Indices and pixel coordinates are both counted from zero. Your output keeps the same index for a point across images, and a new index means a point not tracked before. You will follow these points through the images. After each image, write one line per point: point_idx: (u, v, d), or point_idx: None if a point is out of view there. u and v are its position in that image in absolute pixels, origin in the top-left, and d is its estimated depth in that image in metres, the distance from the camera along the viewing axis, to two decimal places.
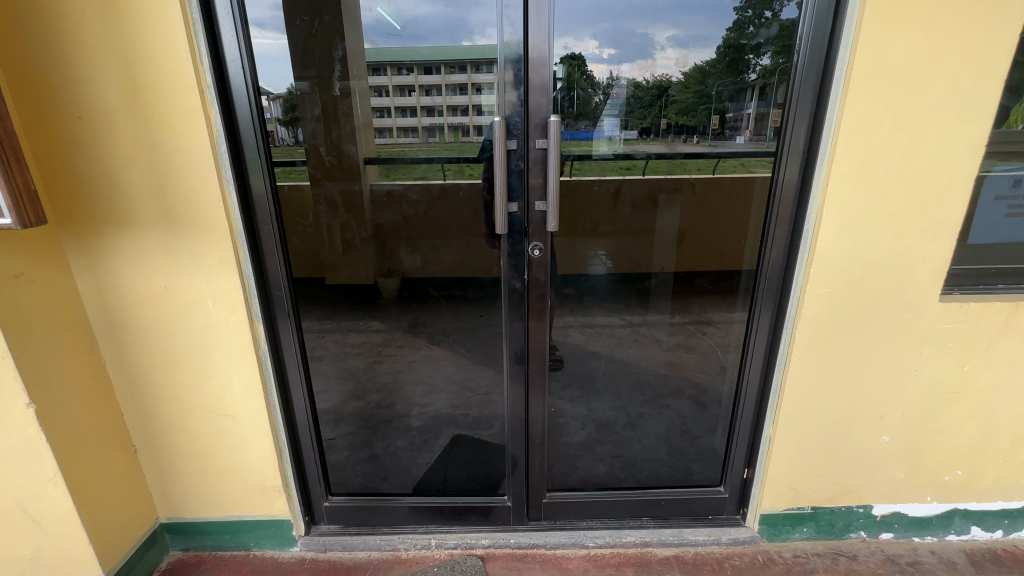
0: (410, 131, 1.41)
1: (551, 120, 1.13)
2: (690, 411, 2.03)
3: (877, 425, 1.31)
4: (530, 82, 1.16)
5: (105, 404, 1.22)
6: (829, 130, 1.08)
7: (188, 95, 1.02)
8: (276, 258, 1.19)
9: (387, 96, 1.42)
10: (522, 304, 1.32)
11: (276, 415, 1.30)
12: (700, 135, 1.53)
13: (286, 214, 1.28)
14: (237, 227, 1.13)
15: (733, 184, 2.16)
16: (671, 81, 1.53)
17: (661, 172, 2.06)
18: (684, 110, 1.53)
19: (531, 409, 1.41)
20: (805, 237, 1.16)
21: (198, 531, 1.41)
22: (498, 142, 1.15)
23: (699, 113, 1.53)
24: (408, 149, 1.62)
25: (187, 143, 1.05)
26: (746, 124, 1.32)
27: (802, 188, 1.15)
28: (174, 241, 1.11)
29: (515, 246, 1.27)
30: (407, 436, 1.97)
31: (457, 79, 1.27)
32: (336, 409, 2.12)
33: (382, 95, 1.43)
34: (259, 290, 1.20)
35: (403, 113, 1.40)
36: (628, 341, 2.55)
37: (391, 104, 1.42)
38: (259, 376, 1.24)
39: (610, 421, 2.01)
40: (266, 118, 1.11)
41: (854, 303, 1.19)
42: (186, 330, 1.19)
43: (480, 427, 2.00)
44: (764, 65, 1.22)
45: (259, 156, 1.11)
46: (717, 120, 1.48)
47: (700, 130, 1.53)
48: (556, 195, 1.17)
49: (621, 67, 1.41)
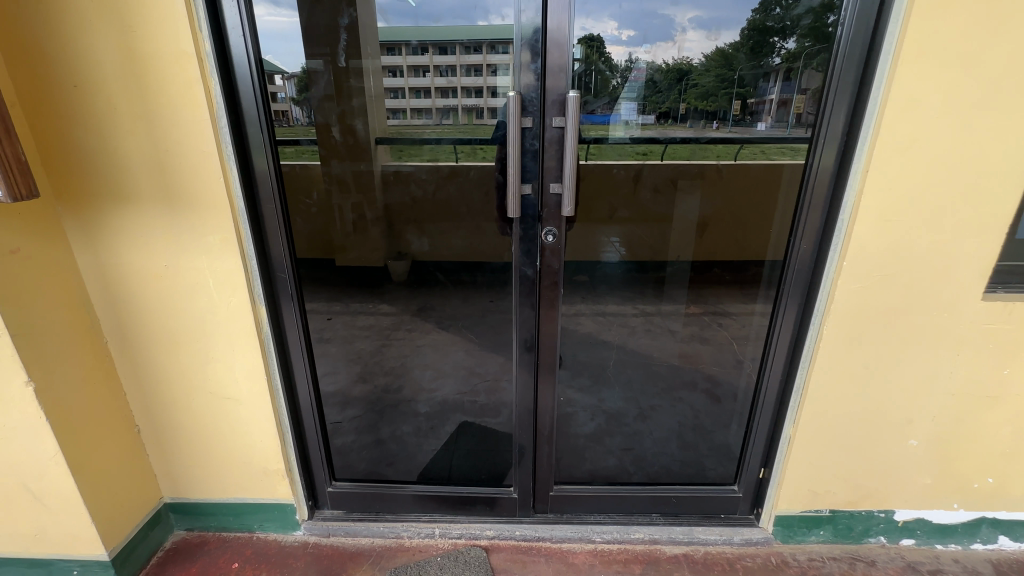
0: (425, 112, 1.34)
1: (569, 97, 1.07)
2: (703, 405, 2.04)
3: (904, 428, 1.24)
4: (548, 57, 1.10)
5: (106, 384, 1.20)
6: (873, 113, 1.00)
7: (186, 65, 0.96)
8: (279, 239, 1.14)
9: (402, 76, 1.33)
10: (533, 292, 1.27)
11: (279, 398, 1.27)
12: (720, 120, 1.44)
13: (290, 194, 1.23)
14: (238, 206, 1.08)
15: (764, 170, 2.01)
16: (692, 65, 1.42)
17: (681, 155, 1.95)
18: (705, 95, 1.43)
19: (540, 401, 1.37)
20: (839, 227, 1.08)
21: (201, 512, 1.40)
22: (512, 119, 1.08)
23: (720, 98, 1.43)
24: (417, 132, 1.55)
25: (186, 116, 0.99)
26: (767, 109, 1.33)
27: (839, 176, 1.07)
28: (173, 218, 1.07)
29: (527, 231, 1.20)
30: (413, 422, 1.97)
31: (471, 60, 1.20)
32: (342, 392, 2.13)
33: (396, 76, 1.34)
34: (261, 271, 1.15)
35: (417, 95, 1.33)
36: (641, 331, 2.58)
37: (405, 84, 1.33)
38: (261, 360, 1.21)
39: (621, 412, 2.01)
40: (268, 91, 1.05)
41: (888, 299, 1.11)
42: (188, 310, 1.16)
43: (488, 415, 1.98)
44: (787, 49, 1.13)
45: (261, 132, 1.05)
46: (739, 105, 1.41)
47: (720, 115, 1.44)
48: (572, 177, 1.11)
49: (639, 48, 1.33)
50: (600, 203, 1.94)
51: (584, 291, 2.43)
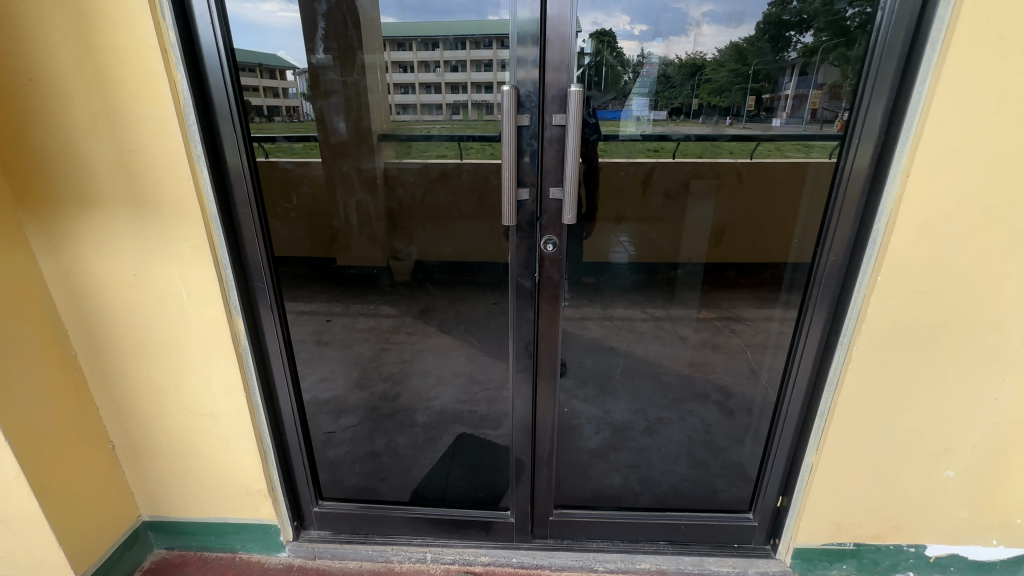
0: (435, 108, 1.29)
1: (571, 91, 0.97)
2: (715, 419, 1.93)
3: (939, 458, 1.13)
4: (548, 47, 0.99)
5: (75, 399, 1.12)
6: (915, 109, 0.88)
7: (148, 56, 0.88)
8: (257, 246, 1.06)
9: (413, 72, 1.29)
10: (532, 305, 1.17)
11: (260, 414, 1.19)
12: (733, 117, 1.34)
13: (270, 197, 1.15)
14: (211, 211, 1.00)
15: (785, 170, 1.87)
16: (706, 58, 1.28)
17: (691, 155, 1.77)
18: (718, 90, 1.31)
19: (540, 419, 1.28)
20: (874, 238, 0.97)
21: (181, 531, 1.33)
22: (507, 117, 0.98)
23: (733, 93, 1.32)
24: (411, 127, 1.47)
25: (151, 112, 0.91)
26: (782, 105, 1.31)
27: (874, 180, 0.96)
28: (141, 224, 0.99)
29: (525, 239, 1.11)
30: (410, 432, 1.89)
31: (482, 55, 1.11)
32: (338, 399, 2.06)
33: (405, 71, 1.30)
34: (237, 280, 1.07)
35: (427, 91, 1.28)
36: (649, 338, 2.46)
37: (416, 79, 1.30)
38: (239, 375, 1.13)
39: (628, 425, 1.91)
40: (241, 85, 0.96)
41: (927, 318, 0.99)
42: (160, 321, 1.08)
43: (487, 427, 1.90)
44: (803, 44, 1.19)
45: (234, 130, 0.97)
46: (754, 101, 1.32)
47: (733, 111, 1.34)
48: (573, 181, 1.01)
49: (650, 43, 1.22)
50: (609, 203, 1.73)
51: (590, 296, 2.31)
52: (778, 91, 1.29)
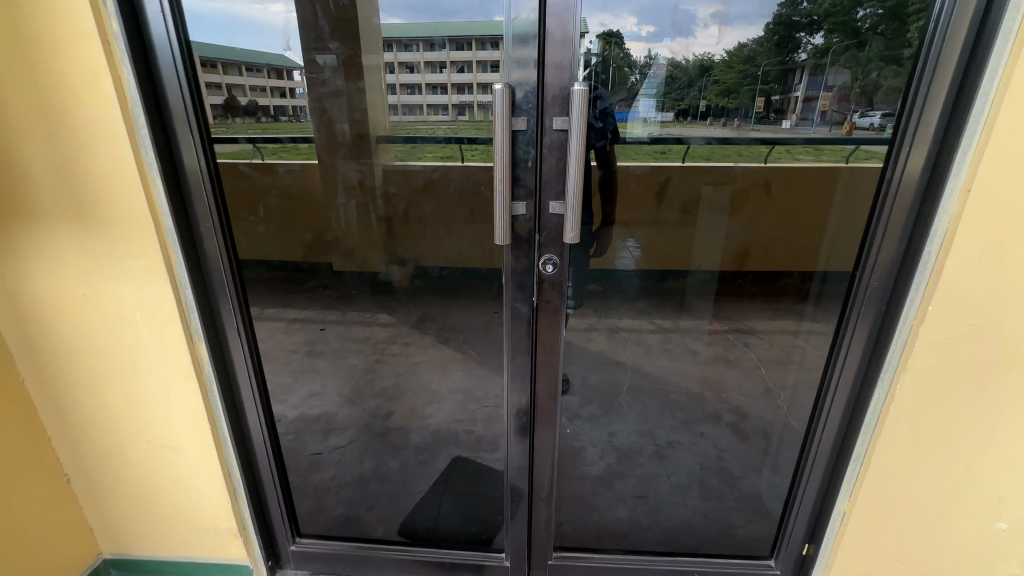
0: (441, 110, 1.21)
1: (574, 89, 0.84)
2: (728, 443, 1.81)
3: (990, 509, 0.95)
4: (548, 37, 0.87)
5: (22, 432, 1.00)
6: (980, 112, 0.75)
7: (88, 49, 0.76)
8: (220, 263, 0.95)
9: (419, 72, 1.25)
10: (529, 331, 1.05)
11: (227, 447, 1.08)
12: (741, 118, 1.26)
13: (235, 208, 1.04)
14: (167, 225, 0.89)
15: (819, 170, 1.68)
16: (713, 60, 1.22)
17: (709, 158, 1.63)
18: (727, 91, 1.20)
19: (539, 455, 1.17)
20: (924, 261, 0.84)
21: (145, 569, 1.21)
22: (500, 120, 0.86)
23: (742, 95, 1.23)
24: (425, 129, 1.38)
25: (94, 114, 0.80)
26: (791, 107, 1.25)
27: (926, 195, 0.83)
28: (90, 239, 0.88)
29: (521, 259, 0.99)
30: (402, 456, 1.77)
31: (489, 57, 0.93)
32: (328, 416, 1.95)
33: (413, 71, 1.26)
34: (199, 300, 0.96)
35: (434, 91, 1.21)
36: (658, 351, 2.34)
37: (423, 80, 1.26)
38: (203, 405, 1.02)
39: (635, 449, 1.79)
40: (199, 84, 0.86)
41: (984, 354, 0.85)
42: (115, 346, 0.97)
43: (484, 450, 1.78)
44: (814, 45, 1.28)
45: (192, 134, 0.87)
46: (763, 102, 1.24)
47: (742, 113, 1.25)
48: (577, 194, 0.89)
49: (659, 44, 1.10)
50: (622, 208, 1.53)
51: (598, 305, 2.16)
52: (789, 93, 1.23)
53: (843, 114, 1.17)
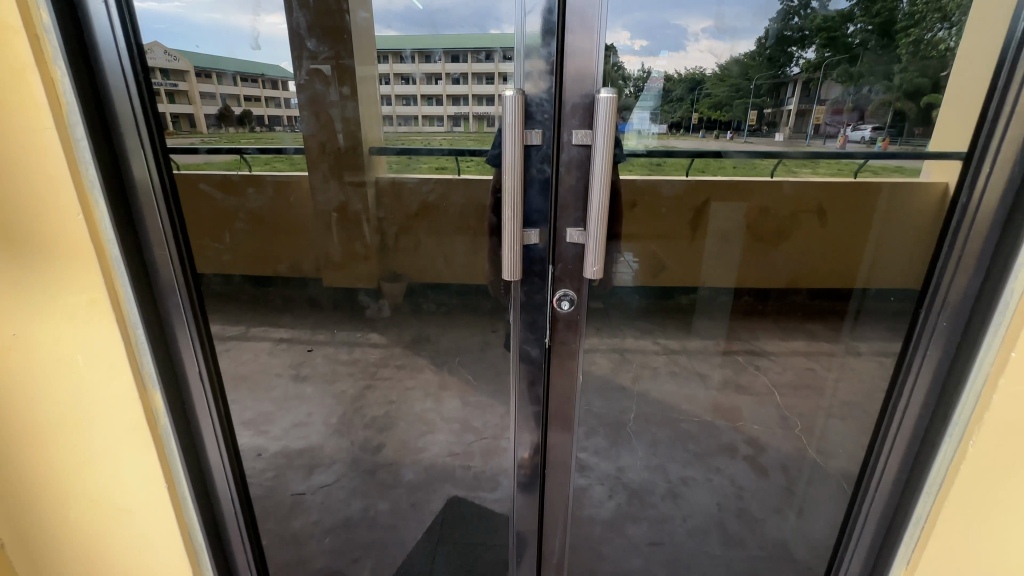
0: (437, 120, 1.15)
1: (601, 96, 0.81)
2: (746, 480, 1.69)
3: None
4: (568, 43, 0.83)
5: None
6: None
7: (11, 42, 0.63)
8: (176, 291, 0.87)
9: (415, 83, 1.15)
10: (540, 374, 1.06)
11: (188, 505, 0.96)
12: (734, 132, 1.14)
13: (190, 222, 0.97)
14: (113, 254, 0.77)
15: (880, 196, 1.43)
16: (706, 74, 1.05)
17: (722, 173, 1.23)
18: (719, 104, 1.09)
19: (548, 497, 1.20)
20: (1003, 298, 0.73)
21: None
22: (510, 137, 0.83)
23: (734, 108, 1.12)
24: (418, 138, 1.22)
25: (18, 121, 0.66)
26: (784, 120, 1.18)
27: (1008, 223, 0.73)
28: (19, 269, 0.73)
29: (532, 298, 0.98)
30: (394, 495, 1.69)
31: (485, 70, 0.99)
32: (315, 449, 1.83)
33: (408, 82, 1.16)
34: (151, 337, 0.85)
35: (429, 102, 1.15)
36: (665, 375, 1.89)
37: (418, 92, 1.16)
38: (159, 460, 0.88)
39: (645, 487, 1.66)
40: (150, 90, 0.78)
41: None
42: (54, 393, 0.82)
43: (483, 489, 1.63)
44: (806, 58, 1.17)
45: (144, 146, 0.78)
46: (757, 116, 1.14)
47: (735, 126, 1.14)
48: (600, 221, 0.85)
49: (656, 58, 0.99)
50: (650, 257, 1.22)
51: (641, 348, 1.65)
52: (781, 107, 1.15)
53: (834, 130, 1.23)
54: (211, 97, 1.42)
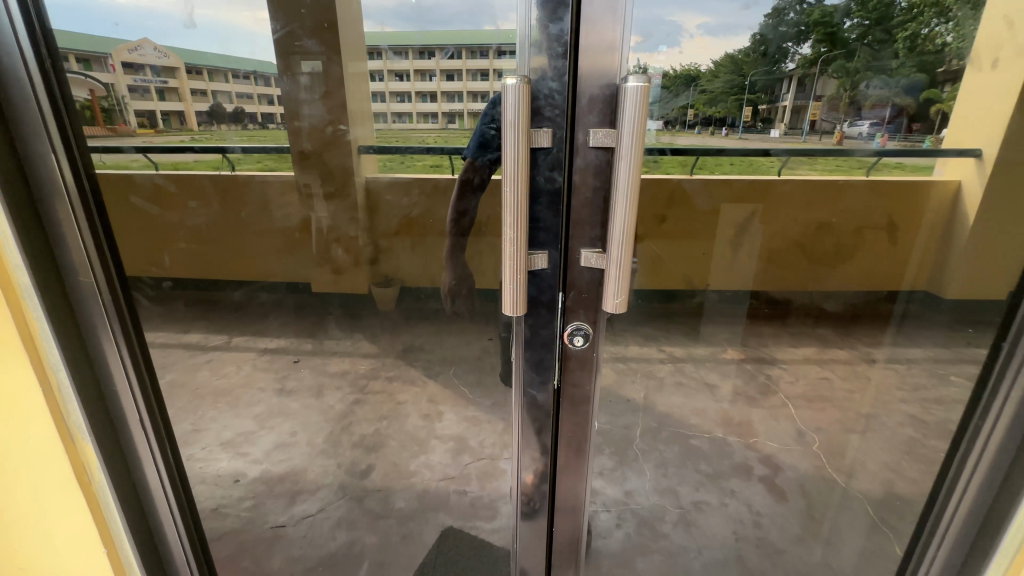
0: (430, 117, 0.98)
1: (628, 86, 0.68)
2: (765, 504, 1.58)
3: None
4: (585, 25, 0.69)
5: None
6: None
7: None
8: (107, 323, 0.76)
9: (409, 80, 1.00)
10: (546, 421, 0.97)
11: (134, 570, 0.85)
12: (729, 130, 0.99)
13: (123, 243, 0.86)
14: (22, 283, 0.67)
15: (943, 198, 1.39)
16: (701, 71, 0.90)
17: (719, 172, 1.12)
18: (715, 99, 0.95)
19: (555, 531, 1.09)
20: None
21: None
22: (516, 139, 0.70)
23: (729, 102, 0.97)
24: (416, 138, 1.06)
25: None
26: (780, 116, 1.02)
27: None
28: None
29: (540, 335, 0.88)
30: (383, 527, 1.51)
31: (478, 64, 0.85)
32: (298, 473, 1.68)
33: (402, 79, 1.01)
34: (77, 382, 0.74)
35: (423, 99, 0.98)
36: (671, 387, 1.74)
37: (412, 88, 1.00)
38: (95, 521, 0.78)
39: (656, 513, 1.54)
40: (59, 86, 0.68)
41: None
42: None
43: (480, 518, 1.49)
44: (801, 54, 1.00)
45: (54, 149, 0.68)
46: (751, 112, 0.99)
47: (729, 122, 0.99)
48: (623, 247, 0.75)
49: (655, 53, 0.80)
50: (683, 262, 1.24)
51: (646, 361, 1.46)
52: (778, 102, 0.99)
53: (830, 126, 1.09)
54: (203, 94, 1.29)
